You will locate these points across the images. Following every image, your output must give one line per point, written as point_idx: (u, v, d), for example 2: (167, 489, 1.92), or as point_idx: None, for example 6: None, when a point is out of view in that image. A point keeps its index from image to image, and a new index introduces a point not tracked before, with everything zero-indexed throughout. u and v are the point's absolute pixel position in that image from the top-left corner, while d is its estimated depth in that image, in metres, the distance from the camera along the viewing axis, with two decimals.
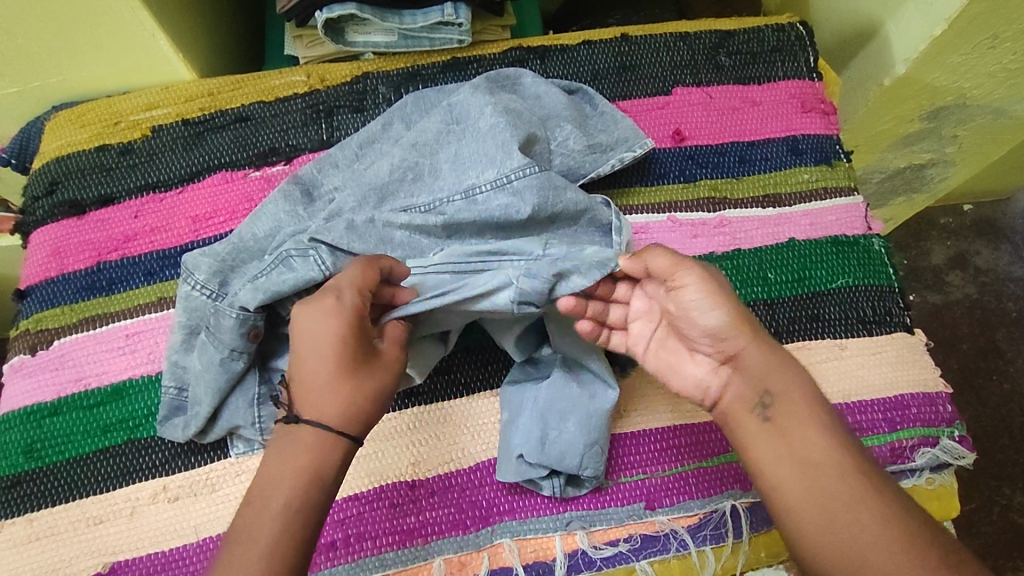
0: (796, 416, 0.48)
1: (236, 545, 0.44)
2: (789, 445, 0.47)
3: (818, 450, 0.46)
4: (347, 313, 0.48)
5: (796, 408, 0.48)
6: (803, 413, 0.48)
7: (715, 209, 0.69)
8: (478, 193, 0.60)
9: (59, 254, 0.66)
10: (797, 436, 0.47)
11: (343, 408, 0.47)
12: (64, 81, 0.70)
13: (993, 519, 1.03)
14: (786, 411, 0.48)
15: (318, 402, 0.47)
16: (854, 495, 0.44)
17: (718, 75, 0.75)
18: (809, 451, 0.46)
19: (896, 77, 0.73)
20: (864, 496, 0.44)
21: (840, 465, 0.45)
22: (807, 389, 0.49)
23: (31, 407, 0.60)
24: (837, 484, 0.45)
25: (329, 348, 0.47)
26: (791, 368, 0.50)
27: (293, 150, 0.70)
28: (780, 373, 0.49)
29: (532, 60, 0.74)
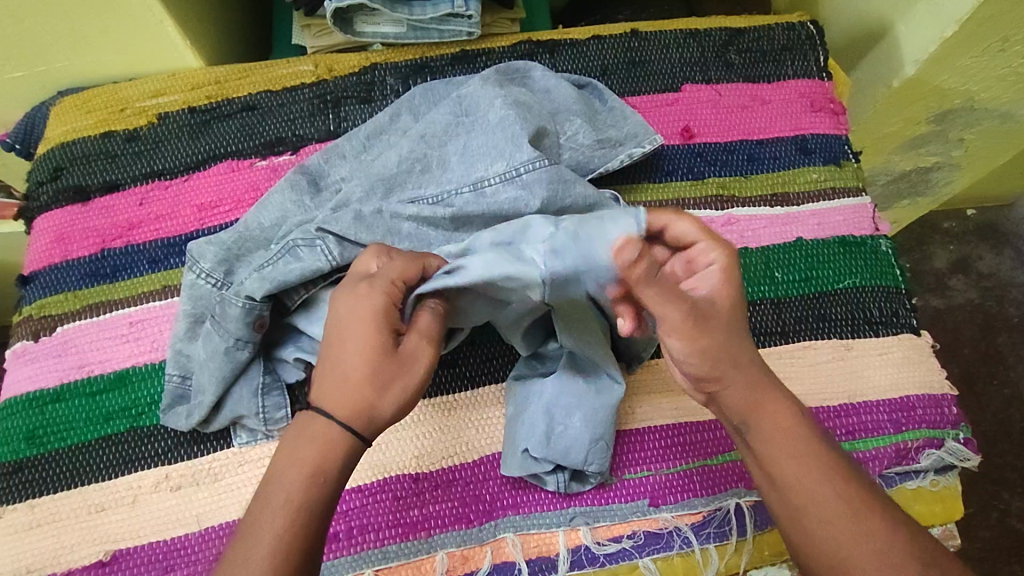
0: (776, 446, 0.48)
1: (241, 546, 0.44)
2: (776, 480, 0.47)
3: (802, 476, 0.47)
4: (377, 302, 0.47)
5: (777, 440, 0.48)
6: (784, 440, 0.48)
7: (723, 208, 0.69)
8: (487, 185, 0.60)
9: (63, 240, 0.66)
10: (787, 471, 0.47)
11: (359, 402, 0.46)
12: (70, 66, 0.69)
13: (991, 523, 1.03)
14: (767, 442, 0.48)
15: (338, 396, 0.46)
16: (857, 524, 0.45)
17: (728, 73, 0.75)
18: (793, 478, 0.47)
19: (905, 78, 0.72)
20: (849, 512, 0.46)
21: (824, 487, 0.46)
22: (783, 406, 0.49)
23: (34, 393, 0.60)
24: (824, 508, 0.46)
25: (354, 340, 0.46)
26: (767, 385, 0.49)
27: (299, 139, 0.70)
28: (757, 402, 0.48)
29: (542, 55, 0.74)
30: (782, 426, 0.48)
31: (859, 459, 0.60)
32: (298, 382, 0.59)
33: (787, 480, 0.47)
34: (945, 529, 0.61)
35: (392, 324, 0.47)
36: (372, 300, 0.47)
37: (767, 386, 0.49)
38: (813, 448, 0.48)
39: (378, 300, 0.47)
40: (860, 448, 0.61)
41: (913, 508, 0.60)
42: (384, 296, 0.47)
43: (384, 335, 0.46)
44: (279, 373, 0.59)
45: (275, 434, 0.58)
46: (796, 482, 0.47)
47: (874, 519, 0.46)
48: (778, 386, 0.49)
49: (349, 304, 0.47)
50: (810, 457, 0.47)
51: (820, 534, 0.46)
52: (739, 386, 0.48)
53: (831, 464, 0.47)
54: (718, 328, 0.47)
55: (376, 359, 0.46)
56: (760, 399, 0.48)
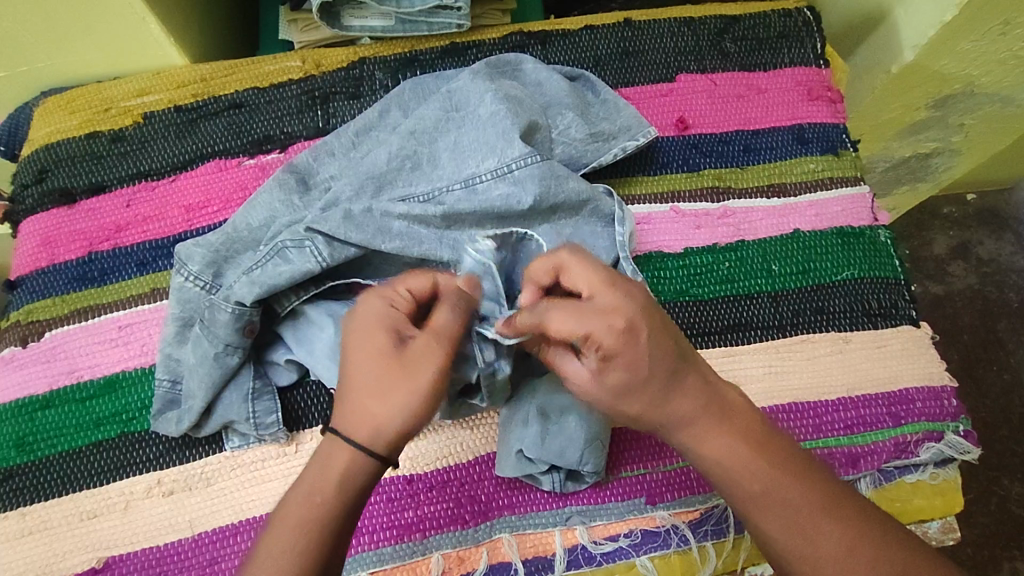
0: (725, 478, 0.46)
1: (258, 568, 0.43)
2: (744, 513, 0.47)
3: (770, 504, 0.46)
4: (375, 306, 0.48)
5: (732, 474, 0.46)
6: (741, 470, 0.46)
7: (719, 199, 0.68)
8: (479, 182, 0.59)
9: (49, 243, 0.65)
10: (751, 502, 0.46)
11: (363, 414, 0.45)
12: (52, 65, 0.68)
13: (991, 509, 1.03)
14: (716, 474, 0.47)
15: (349, 411, 0.46)
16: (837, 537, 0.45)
17: (724, 62, 0.73)
18: (748, 505, 0.46)
19: (904, 64, 0.71)
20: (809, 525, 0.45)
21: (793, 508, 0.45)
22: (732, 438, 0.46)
23: (23, 400, 0.59)
24: (778, 528, 0.46)
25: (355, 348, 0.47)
26: (702, 421, 0.46)
27: (288, 137, 0.68)
28: (695, 441, 0.46)
29: (533, 46, 0.72)
30: (728, 458, 0.46)
31: (858, 453, 0.60)
32: (290, 385, 0.59)
33: (738, 505, 0.47)
34: (944, 522, 0.60)
35: (394, 324, 0.48)
36: (372, 308, 0.48)
37: (708, 415, 0.46)
38: (764, 469, 0.46)
39: (377, 303, 0.48)
40: (858, 442, 0.60)
41: (912, 502, 0.60)
42: (381, 299, 0.49)
43: (384, 339, 0.47)
44: (271, 376, 0.59)
45: (266, 439, 0.57)
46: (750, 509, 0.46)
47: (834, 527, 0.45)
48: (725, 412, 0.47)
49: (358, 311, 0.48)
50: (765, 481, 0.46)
51: (775, 550, 0.46)
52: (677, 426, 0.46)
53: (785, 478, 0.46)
54: (612, 399, 0.46)
55: (378, 360, 0.46)
56: (700, 433, 0.46)
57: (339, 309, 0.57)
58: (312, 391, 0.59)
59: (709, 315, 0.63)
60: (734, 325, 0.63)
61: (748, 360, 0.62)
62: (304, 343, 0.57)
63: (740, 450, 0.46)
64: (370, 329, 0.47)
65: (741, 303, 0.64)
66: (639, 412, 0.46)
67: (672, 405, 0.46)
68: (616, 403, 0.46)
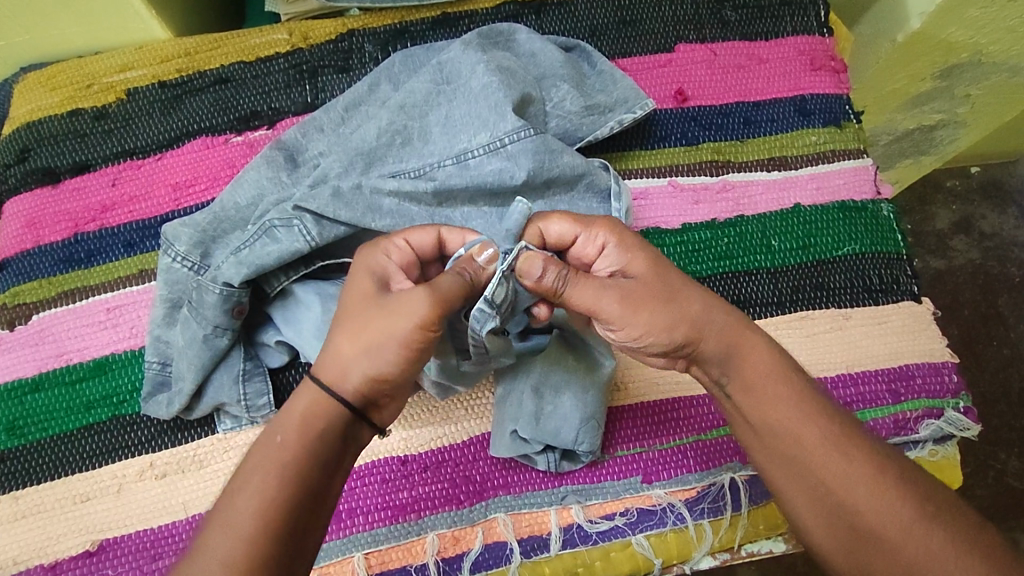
0: (757, 389, 0.46)
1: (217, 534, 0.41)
2: (765, 426, 0.46)
3: (788, 420, 0.45)
4: (374, 259, 0.48)
5: (756, 386, 0.46)
6: (766, 382, 0.46)
7: (718, 173, 0.66)
8: (471, 157, 0.57)
9: (33, 224, 0.63)
10: (772, 416, 0.45)
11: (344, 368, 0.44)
12: (31, 40, 0.66)
13: (987, 483, 1.03)
14: (749, 386, 0.47)
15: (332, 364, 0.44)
16: (848, 470, 0.43)
17: (724, 32, 0.71)
18: (774, 416, 0.45)
19: (910, 33, 0.69)
20: (816, 457, 0.44)
21: (809, 427, 0.44)
22: (763, 352, 0.47)
23: (12, 383, 0.59)
24: (795, 442, 0.44)
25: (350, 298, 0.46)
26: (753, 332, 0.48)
27: (275, 113, 0.67)
28: (741, 346, 0.47)
29: (527, 15, 0.70)
30: (767, 368, 0.47)
31: None
32: (282, 366, 0.58)
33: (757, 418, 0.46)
34: None
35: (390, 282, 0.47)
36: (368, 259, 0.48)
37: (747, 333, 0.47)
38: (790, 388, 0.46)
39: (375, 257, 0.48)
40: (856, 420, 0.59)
41: None
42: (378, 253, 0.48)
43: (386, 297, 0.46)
44: (262, 358, 0.58)
45: (258, 420, 0.57)
46: (780, 422, 0.45)
47: (848, 465, 0.43)
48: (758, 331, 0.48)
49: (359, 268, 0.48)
50: (791, 400, 0.45)
51: (790, 460, 0.45)
52: (720, 328, 0.47)
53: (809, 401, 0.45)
54: (658, 298, 0.47)
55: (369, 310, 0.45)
56: (741, 341, 0.47)
57: (327, 288, 0.56)
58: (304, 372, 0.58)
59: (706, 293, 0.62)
60: (732, 302, 0.62)
61: None
62: (293, 330, 0.56)
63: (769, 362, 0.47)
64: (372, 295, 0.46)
65: (739, 280, 0.63)
66: (688, 311, 0.47)
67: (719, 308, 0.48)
68: (671, 302, 0.46)
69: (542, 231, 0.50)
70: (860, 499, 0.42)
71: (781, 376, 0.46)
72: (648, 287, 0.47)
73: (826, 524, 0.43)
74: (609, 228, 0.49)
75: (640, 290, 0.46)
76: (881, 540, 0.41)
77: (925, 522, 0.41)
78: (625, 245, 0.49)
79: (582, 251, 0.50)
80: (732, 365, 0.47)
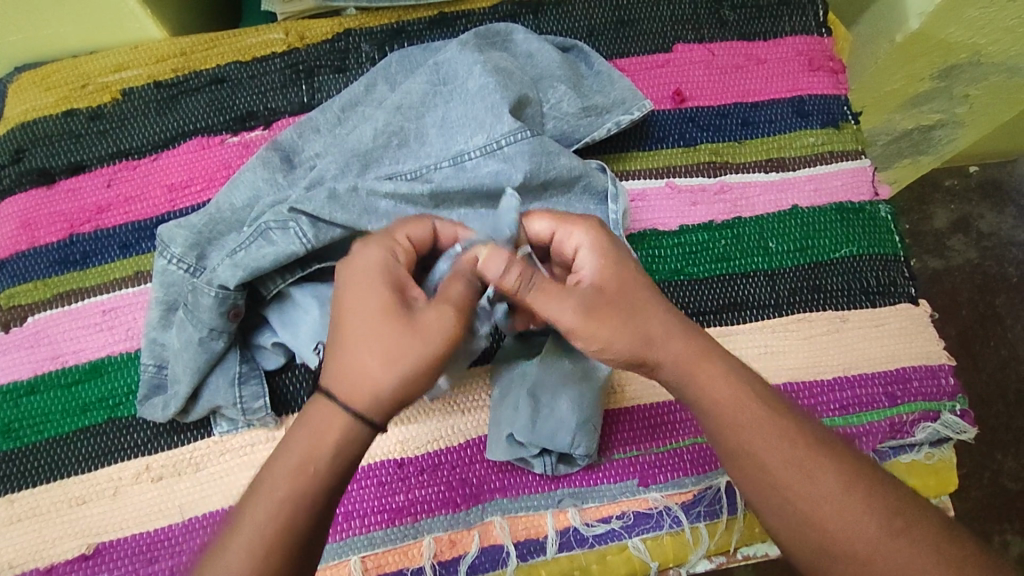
0: (721, 413, 0.45)
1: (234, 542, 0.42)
2: (733, 451, 0.45)
3: (755, 445, 0.44)
4: (377, 257, 0.47)
5: (722, 411, 0.45)
6: (728, 408, 0.45)
7: (716, 174, 0.66)
8: (468, 159, 0.57)
9: (29, 225, 0.63)
10: (740, 441, 0.45)
11: (364, 382, 0.44)
12: (24, 40, 0.65)
13: (983, 483, 1.04)
14: (713, 410, 0.46)
15: (347, 374, 0.44)
16: (819, 494, 0.43)
17: (722, 32, 0.71)
18: (743, 441, 0.45)
19: (909, 33, 0.68)
20: (788, 483, 0.43)
21: (775, 452, 0.44)
22: (721, 375, 0.46)
23: (7, 385, 0.59)
24: (766, 465, 0.44)
25: (359, 304, 0.45)
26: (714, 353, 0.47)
27: (271, 113, 0.66)
28: (701, 372, 0.46)
29: (525, 15, 0.70)
30: (728, 395, 0.46)
31: (853, 434, 0.59)
32: (278, 369, 0.58)
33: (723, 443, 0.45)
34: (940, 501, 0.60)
35: (397, 280, 0.46)
36: (371, 258, 0.47)
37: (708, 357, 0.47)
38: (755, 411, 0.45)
39: (382, 256, 0.47)
40: (853, 423, 0.59)
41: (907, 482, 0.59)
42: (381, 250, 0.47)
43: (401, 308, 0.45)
44: (258, 360, 0.58)
45: (254, 423, 0.57)
46: (748, 447, 0.44)
47: (815, 488, 0.43)
48: (719, 351, 0.47)
49: (354, 265, 0.47)
50: (760, 425, 0.45)
51: (763, 484, 0.44)
52: (676, 354, 0.47)
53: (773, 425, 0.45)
54: (622, 311, 0.47)
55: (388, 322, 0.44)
56: (700, 366, 0.46)
57: (325, 292, 0.56)
58: (300, 375, 0.58)
59: (703, 295, 0.62)
60: (729, 304, 0.62)
61: (743, 340, 0.61)
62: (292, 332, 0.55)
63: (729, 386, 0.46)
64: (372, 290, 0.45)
65: (737, 282, 0.63)
66: (649, 328, 0.47)
67: (679, 334, 0.47)
68: (630, 318, 0.47)
69: (528, 231, 0.52)
70: (835, 518, 0.42)
71: (745, 400, 0.46)
72: (616, 301, 0.47)
73: (801, 543, 0.43)
74: (586, 227, 0.50)
75: (603, 300, 0.47)
76: (856, 560, 0.42)
77: (893, 538, 0.42)
78: (599, 246, 0.49)
79: (561, 249, 0.51)
80: (694, 389, 0.46)
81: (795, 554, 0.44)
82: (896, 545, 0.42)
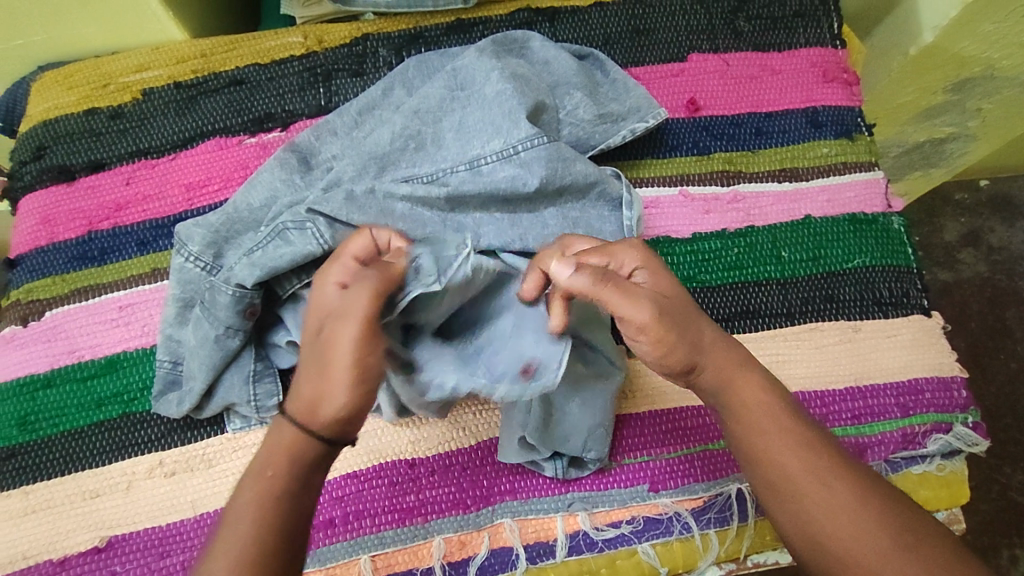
0: (746, 418, 0.46)
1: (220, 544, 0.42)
2: (753, 455, 0.46)
3: (776, 450, 0.45)
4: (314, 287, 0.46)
5: (747, 415, 0.47)
6: (756, 413, 0.46)
7: (729, 183, 0.66)
8: (484, 163, 0.58)
9: (49, 221, 0.64)
10: (761, 446, 0.46)
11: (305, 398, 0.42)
12: (49, 40, 0.66)
13: (992, 497, 1.03)
14: (739, 417, 0.47)
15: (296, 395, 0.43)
16: (834, 502, 0.43)
17: (737, 42, 0.71)
18: (765, 446, 0.46)
19: (923, 46, 0.69)
20: (803, 490, 0.44)
21: (796, 459, 0.45)
22: (752, 384, 0.47)
23: (25, 378, 0.59)
24: (786, 470, 0.45)
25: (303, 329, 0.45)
26: (750, 364, 0.49)
27: (289, 115, 0.67)
28: (733, 378, 0.47)
29: (541, 22, 0.70)
30: (756, 402, 0.47)
31: (864, 444, 0.59)
32: (291, 367, 0.58)
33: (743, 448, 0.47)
34: (950, 513, 0.59)
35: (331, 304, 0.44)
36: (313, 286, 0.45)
37: (742, 364, 0.48)
38: (778, 417, 0.46)
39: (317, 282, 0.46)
40: (864, 433, 0.59)
41: (918, 494, 0.59)
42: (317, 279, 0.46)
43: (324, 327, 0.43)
44: (272, 359, 0.58)
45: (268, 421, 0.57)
46: (770, 451, 0.45)
47: (832, 497, 0.44)
48: (750, 362, 0.49)
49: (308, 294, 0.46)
50: (781, 433, 0.46)
51: (778, 487, 0.45)
52: (717, 362, 0.47)
53: (797, 433, 0.46)
54: (680, 317, 0.46)
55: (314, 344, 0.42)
56: (734, 374, 0.47)
57: None
58: None
59: (716, 303, 0.62)
60: (741, 312, 0.62)
61: (755, 348, 0.61)
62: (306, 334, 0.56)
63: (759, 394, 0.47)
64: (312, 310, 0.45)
65: (750, 290, 0.63)
66: (698, 332, 0.47)
67: (721, 342, 0.48)
68: (684, 321, 0.46)
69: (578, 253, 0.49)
70: (848, 528, 0.43)
71: (772, 409, 0.47)
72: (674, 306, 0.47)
73: (812, 546, 0.44)
74: (641, 250, 0.49)
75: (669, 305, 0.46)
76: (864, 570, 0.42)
77: (899, 553, 0.42)
78: (656, 265, 0.49)
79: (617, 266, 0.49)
80: (724, 395, 0.47)
81: (805, 558, 0.44)
82: (898, 563, 0.42)
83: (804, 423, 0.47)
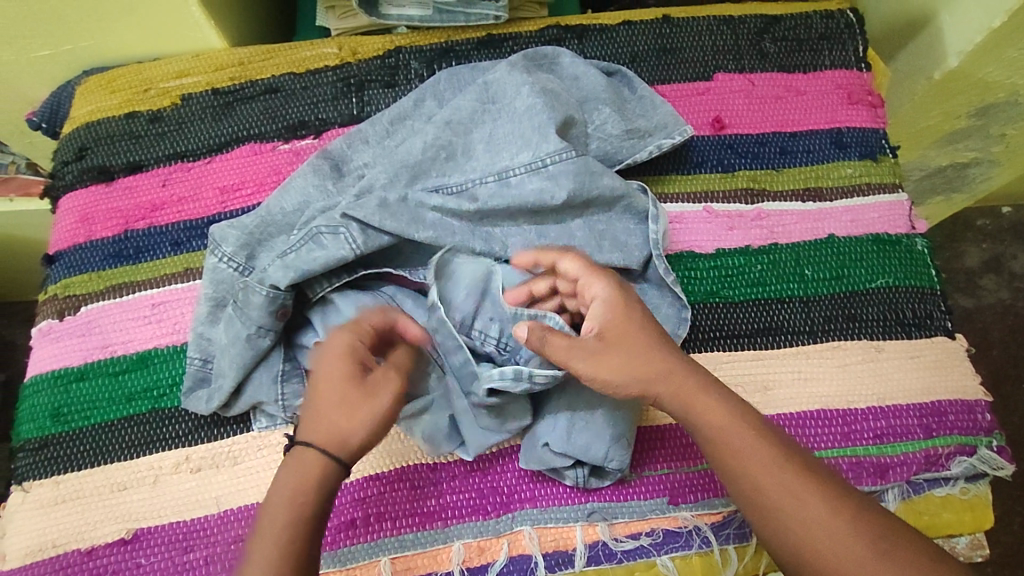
0: (717, 435, 0.48)
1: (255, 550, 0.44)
2: (727, 471, 0.48)
3: (750, 466, 0.47)
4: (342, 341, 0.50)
5: (716, 432, 0.48)
6: (724, 430, 0.48)
7: (753, 201, 0.67)
8: (512, 175, 0.59)
9: (87, 220, 0.66)
10: (731, 461, 0.47)
11: (333, 430, 0.47)
12: (94, 45, 0.69)
13: (1014, 528, 1.01)
14: (708, 433, 0.48)
15: (319, 423, 0.48)
16: (808, 515, 0.45)
17: (762, 63, 0.72)
18: (738, 462, 0.47)
19: (948, 71, 0.69)
20: (780, 505, 0.46)
21: (768, 474, 0.46)
22: (719, 402, 0.49)
23: (58, 371, 0.61)
24: (760, 485, 0.46)
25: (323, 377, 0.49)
26: (716, 384, 0.50)
27: (322, 123, 0.69)
28: (698, 398, 0.49)
29: (570, 39, 0.72)
30: (720, 420, 0.48)
31: (886, 464, 0.59)
32: None
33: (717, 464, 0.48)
34: (973, 539, 0.59)
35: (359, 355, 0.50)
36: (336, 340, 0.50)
37: (707, 382, 0.50)
38: (748, 432, 0.48)
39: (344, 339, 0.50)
40: (886, 453, 0.59)
41: (940, 517, 0.58)
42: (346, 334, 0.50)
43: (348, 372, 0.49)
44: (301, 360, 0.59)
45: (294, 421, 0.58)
46: (741, 466, 0.47)
47: (805, 509, 0.45)
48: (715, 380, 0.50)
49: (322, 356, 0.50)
50: (753, 448, 0.47)
51: (752, 502, 0.47)
52: (676, 386, 0.49)
53: (769, 450, 0.47)
54: (637, 346, 0.50)
55: (353, 385, 0.48)
56: (697, 393, 0.49)
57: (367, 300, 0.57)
58: None
59: (737, 320, 0.63)
60: (763, 329, 0.63)
61: (777, 365, 0.61)
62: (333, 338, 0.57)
63: (727, 411, 0.48)
64: (336, 357, 0.49)
65: (772, 307, 0.63)
66: (654, 359, 0.50)
67: (683, 370, 0.50)
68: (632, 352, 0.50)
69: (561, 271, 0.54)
70: (826, 539, 0.44)
71: (741, 424, 0.48)
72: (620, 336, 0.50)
73: (794, 556, 0.45)
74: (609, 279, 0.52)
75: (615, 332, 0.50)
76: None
77: (879, 560, 0.44)
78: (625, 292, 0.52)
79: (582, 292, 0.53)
80: (692, 414, 0.49)
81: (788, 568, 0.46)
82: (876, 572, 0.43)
83: (775, 439, 0.48)
